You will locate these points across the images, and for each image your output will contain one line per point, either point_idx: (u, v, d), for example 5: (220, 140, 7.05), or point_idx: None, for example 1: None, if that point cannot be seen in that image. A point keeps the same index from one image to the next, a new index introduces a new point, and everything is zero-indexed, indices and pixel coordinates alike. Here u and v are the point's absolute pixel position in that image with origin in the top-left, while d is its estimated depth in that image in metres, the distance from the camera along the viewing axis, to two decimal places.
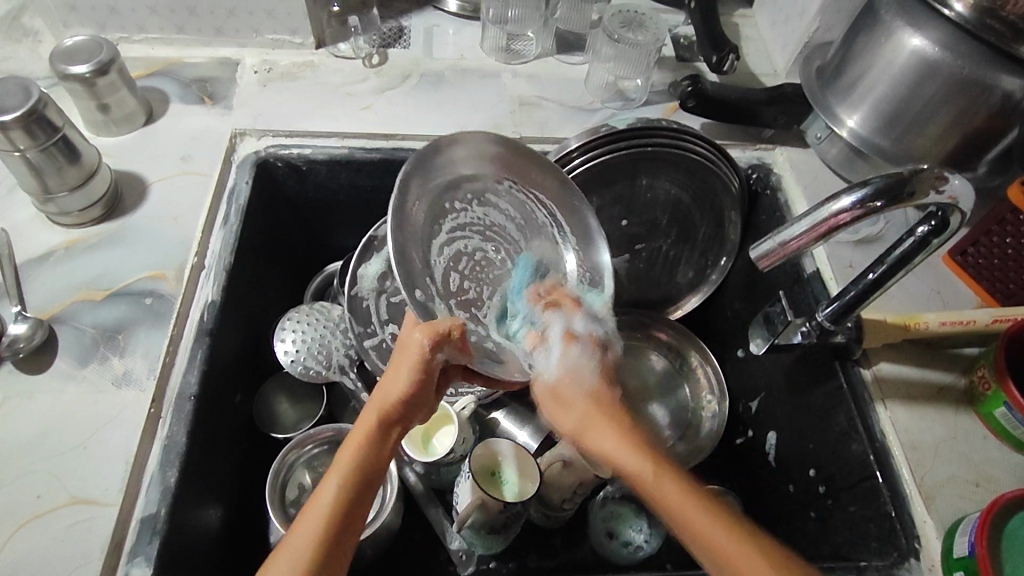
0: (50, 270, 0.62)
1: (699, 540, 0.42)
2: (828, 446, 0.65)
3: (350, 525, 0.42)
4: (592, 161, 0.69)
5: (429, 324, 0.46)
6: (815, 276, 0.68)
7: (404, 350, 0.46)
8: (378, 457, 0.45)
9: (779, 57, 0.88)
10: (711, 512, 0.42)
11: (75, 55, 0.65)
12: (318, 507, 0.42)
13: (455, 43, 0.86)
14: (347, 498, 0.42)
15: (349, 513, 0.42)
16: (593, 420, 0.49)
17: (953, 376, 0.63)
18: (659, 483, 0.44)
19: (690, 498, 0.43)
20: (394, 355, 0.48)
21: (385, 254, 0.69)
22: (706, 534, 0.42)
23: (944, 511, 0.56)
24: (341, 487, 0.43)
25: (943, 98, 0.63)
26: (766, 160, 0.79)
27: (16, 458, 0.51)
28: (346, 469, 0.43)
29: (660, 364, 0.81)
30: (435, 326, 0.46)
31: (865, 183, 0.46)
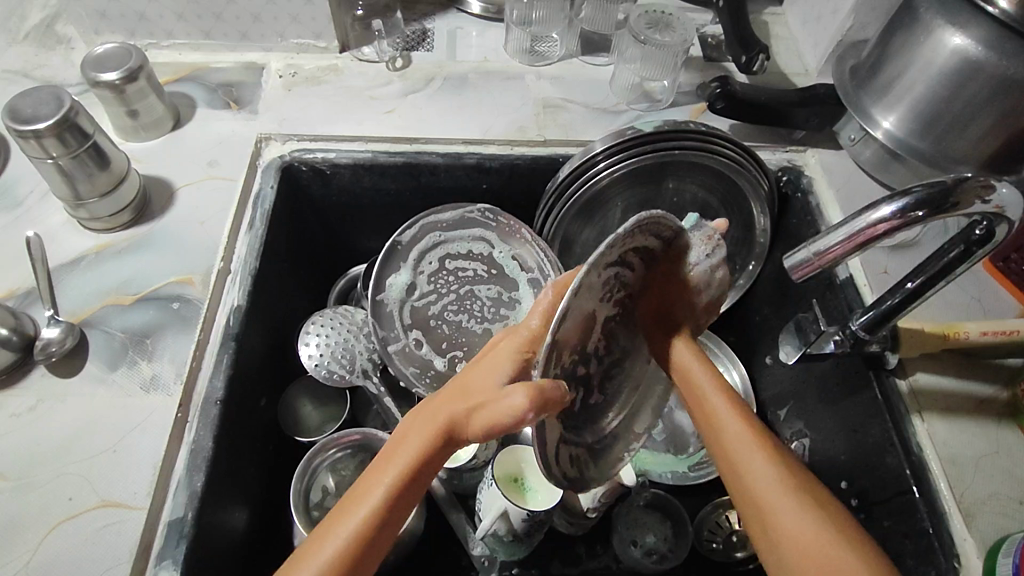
0: (81, 274, 0.63)
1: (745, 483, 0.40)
2: (863, 458, 0.63)
3: (378, 543, 0.40)
4: (618, 164, 0.67)
5: (535, 386, 0.39)
6: (848, 283, 0.65)
7: (505, 394, 0.40)
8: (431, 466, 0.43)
9: (810, 56, 0.86)
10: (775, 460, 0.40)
11: (105, 63, 0.66)
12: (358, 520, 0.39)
13: (479, 46, 0.86)
14: (386, 511, 0.40)
15: (383, 529, 0.40)
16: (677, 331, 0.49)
17: (995, 388, 0.61)
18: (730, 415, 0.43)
19: (740, 420, 0.43)
20: (490, 368, 0.43)
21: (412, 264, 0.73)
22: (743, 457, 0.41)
23: (986, 529, 0.53)
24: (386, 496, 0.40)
25: (986, 99, 0.61)
26: (797, 162, 0.77)
27: (49, 461, 0.52)
28: (397, 477, 0.41)
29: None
30: (543, 391, 0.39)
31: (905, 192, 0.44)
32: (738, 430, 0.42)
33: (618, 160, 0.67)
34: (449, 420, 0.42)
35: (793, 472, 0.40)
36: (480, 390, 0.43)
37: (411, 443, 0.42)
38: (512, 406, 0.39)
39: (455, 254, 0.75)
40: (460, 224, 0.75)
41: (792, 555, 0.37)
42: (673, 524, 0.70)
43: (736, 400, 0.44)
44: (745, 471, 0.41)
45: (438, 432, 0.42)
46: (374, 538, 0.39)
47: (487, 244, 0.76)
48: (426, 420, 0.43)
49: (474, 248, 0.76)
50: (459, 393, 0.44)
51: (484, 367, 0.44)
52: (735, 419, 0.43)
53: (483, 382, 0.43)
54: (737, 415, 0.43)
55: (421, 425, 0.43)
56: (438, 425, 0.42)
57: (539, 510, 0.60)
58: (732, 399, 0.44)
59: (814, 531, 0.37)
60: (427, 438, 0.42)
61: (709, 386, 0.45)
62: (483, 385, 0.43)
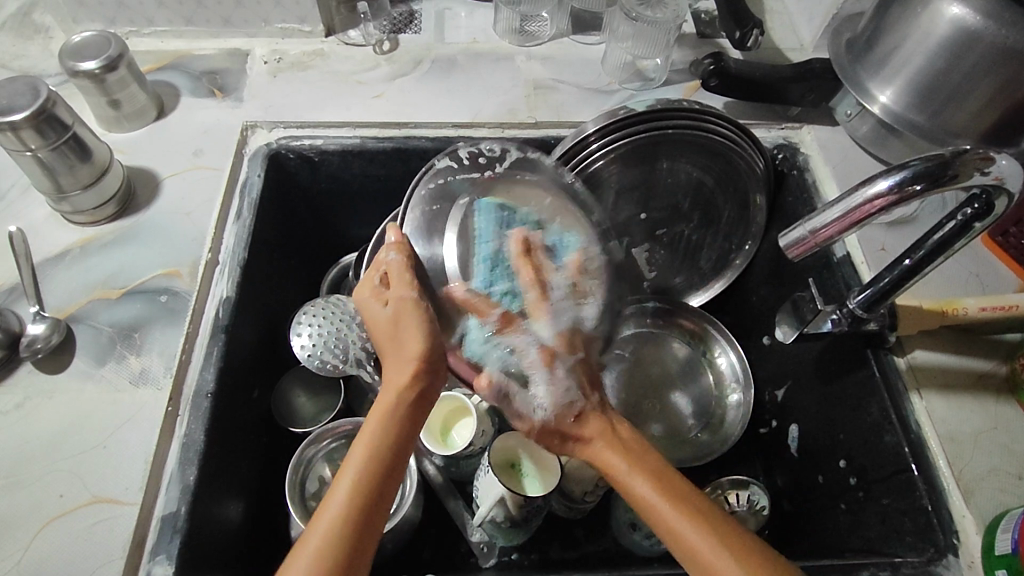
0: (66, 268, 0.62)
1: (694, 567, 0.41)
2: (860, 437, 0.62)
3: (383, 495, 0.41)
4: (610, 145, 0.67)
5: (400, 254, 0.50)
6: (845, 260, 0.65)
7: (403, 310, 0.48)
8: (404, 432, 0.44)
9: (806, 31, 0.84)
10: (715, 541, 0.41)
11: (84, 51, 0.65)
12: (349, 480, 0.41)
13: (467, 27, 0.84)
14: (376, 470, 0.42)
15: (384, 482, 0.42)
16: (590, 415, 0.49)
17: (993, 363, 0.60)
18: (669, 512, 0.42)
19: (690, 520, 0.42)
20: (382, 323, 0.49)
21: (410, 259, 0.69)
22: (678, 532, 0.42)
23: (985, 506, 0.53)
24: (367, 459, 0.42)
25: (983, 71, 0.60)
26: (792, 140, 0.75)
27: (39, 458, 0.51)
28: (387, 433, 0.43)
29: (685, 354, 0.80)
30: (404, 243, 0.51)
31: (903, 166, 0.43)
32: (659, 503, 0.43)
33: (612, 140, 0.66)
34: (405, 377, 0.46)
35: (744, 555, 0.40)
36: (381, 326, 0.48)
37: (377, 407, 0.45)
38: (399, 309, 0.48)
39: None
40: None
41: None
42: None
43: (691, 510, 0.42)
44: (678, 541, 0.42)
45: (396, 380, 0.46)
46: (375, 490, 0.41)
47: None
48: (381, 396, 0.45)
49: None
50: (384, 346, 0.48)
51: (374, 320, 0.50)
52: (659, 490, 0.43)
53: (378, 328, 0.49)
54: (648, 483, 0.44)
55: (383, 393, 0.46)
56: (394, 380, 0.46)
57: (536, 496, 0.60)
58: (687, 510, 0.42)
59: None
60: (389, 402, 0.45)
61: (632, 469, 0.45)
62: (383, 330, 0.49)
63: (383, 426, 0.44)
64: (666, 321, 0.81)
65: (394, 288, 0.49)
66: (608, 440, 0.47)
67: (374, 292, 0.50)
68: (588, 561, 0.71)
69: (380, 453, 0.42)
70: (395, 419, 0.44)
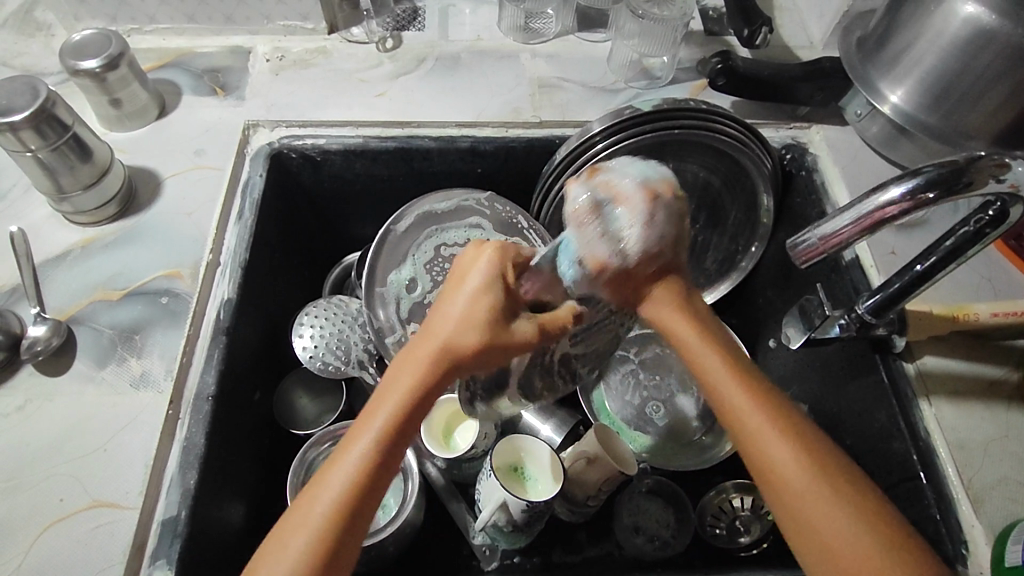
0: (67, 270, 0.61)
1: (775, 486, 0.39)
2: (869, 443, 0.62)
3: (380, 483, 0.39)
4: (616, 145, 0.66)
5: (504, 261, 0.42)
6: (854, 264, 0.64)
7: (474, 317, 0.40)
8: (418, 414, 0.40)
9: (815, 28, 0.82)
10: (807, 463, 0.39)
11: (84, 50, 0.64)
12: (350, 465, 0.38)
13: (472, 24, 0.83)
14: (380, 456, 0.39)
15: (377, 471, 0.39)
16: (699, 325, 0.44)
17: (1005, 370, 0.59)
18: (759, 421, 0.40)
19: (785, 434, 0.40)
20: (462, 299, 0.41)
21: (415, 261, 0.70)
22: (782, 473, 0.39)
23: (994, 516, 0.52)
24: (373, 446, 0.39)
25: (998, 71, 0.58)
26: (801, 139, 0.74)
27: (39, 461, 0.51)
28: (376, 439, 0.39)
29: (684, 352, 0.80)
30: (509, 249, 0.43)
31: (916, 172, 0.42)
32: (752, 409, 0.41)
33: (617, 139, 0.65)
34: (447, 370, 0.40)
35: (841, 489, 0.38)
36: (474, 305, 0.41)
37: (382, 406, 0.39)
38: (532, 334, 0.41)
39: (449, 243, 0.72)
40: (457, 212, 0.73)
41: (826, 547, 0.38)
42: (676, 510, 0.71)
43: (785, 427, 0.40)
44: (767, 460, 0.39)
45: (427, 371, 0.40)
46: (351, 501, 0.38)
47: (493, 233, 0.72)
48: (409, 368, 0.40)
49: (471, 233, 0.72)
50: (456, 326, 0.40)
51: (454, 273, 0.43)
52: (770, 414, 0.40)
53: (464, 306, 0.41)
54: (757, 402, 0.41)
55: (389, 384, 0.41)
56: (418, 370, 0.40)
57: (538, 501, 0.60)
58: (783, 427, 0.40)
59: (860, 538, 0.37)
60: (403, 396, 0.40)
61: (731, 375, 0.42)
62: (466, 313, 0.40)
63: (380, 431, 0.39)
64: None
65: (483, 296, 0.41)
66: (680, 309, 0.44)
67: (509, 275, 0.42)
68: (591, 564, 0.70)
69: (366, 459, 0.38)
70: (404, 419, 0.40)
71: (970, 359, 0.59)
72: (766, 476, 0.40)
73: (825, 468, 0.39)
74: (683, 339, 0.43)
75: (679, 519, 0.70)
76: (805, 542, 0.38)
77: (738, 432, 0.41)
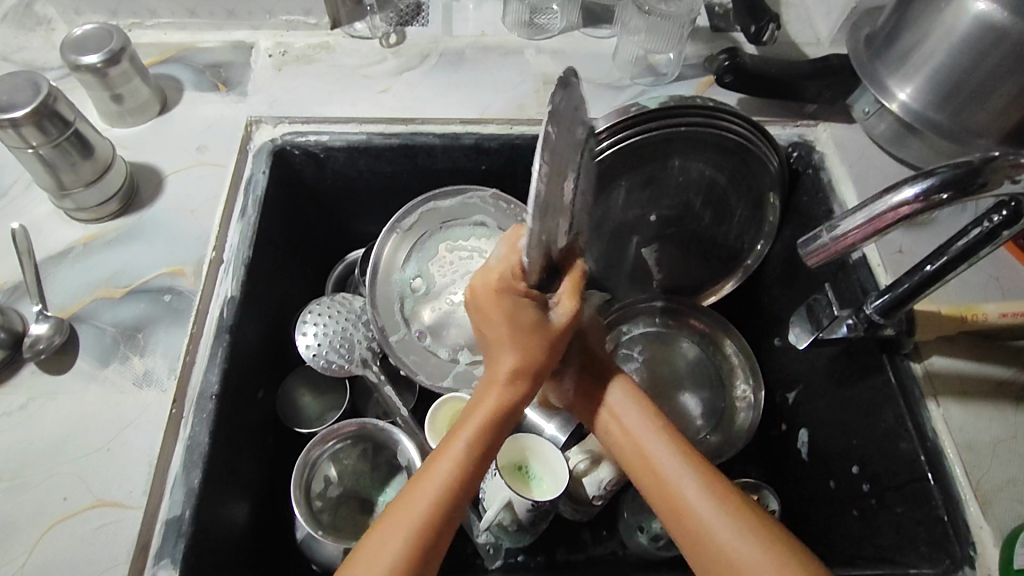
0: (69, 267, 0.61)
1: (683, 520, 0.43)
2: (875, 443, 0.61)
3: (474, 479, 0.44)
4: (620, 143, 0.66)
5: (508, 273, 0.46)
6: (861, 263, 0.63)
7: (512, 314, 0.46)
8: (505, 424, 0.47)
9: (822, 25, 0.82)
10: (713, 493, 0.43)
11: (86, 44, 0.63)
12: (440, 471, 0.43)
13: (476, 19, 0.82)
14: (469, 460, 0.44)
15: (468, 476, 0.43)
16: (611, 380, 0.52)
17: (1013, 370, 0.59)
18: (668, 461, 0.46)
19: (689, 467, 0.45)
20: (490, 312, 0.47)
21: (422, 258, 0.70)
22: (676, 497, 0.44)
23: (1002, 517, 0.52)
24: (467, 449, 0.44)
25: (1009, 69, 0.58)
26: (809, 137, 0.74)
27: (42, 460, 0.51)
28: (468, 444, 0.44)
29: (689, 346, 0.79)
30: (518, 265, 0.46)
31: (930, 173, 0.41)
32: (662, 450, 0.47)
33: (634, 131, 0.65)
34: (515, 376, 0.47)
35: (744, 514, 0.42)
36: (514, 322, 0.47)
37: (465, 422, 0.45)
38: (571, 311, 0.48)
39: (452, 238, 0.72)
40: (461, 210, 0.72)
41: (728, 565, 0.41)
42: None
43: (694, 463, 0.45)
44: (676, 493, 0.44)
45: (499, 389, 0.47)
46: (455, 501, 0.42)
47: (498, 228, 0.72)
48: (487, 390, 0.47)
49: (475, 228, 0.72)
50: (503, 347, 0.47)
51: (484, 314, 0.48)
52: (669, 448, 0.47)
53: (502, 325, 0.47)
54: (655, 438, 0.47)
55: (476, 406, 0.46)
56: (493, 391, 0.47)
57: (543, 501, 0.60)
58: (692, 463, 0.45)
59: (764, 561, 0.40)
60: (487, 408, 0.46)
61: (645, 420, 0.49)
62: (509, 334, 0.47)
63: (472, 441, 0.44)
64: (676, 319, 0.80)
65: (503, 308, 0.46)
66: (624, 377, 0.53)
67: (518, 281, 0.46)
68: (595, 563, 0.70)
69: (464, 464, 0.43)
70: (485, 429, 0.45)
71: (979, 360, 0.59)
72: (677, 512, 0.44)
73: (728, 497, 0.43)
74: (612, 395, 0.52)
75: None
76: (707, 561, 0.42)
77: (645, 464, 0.47)
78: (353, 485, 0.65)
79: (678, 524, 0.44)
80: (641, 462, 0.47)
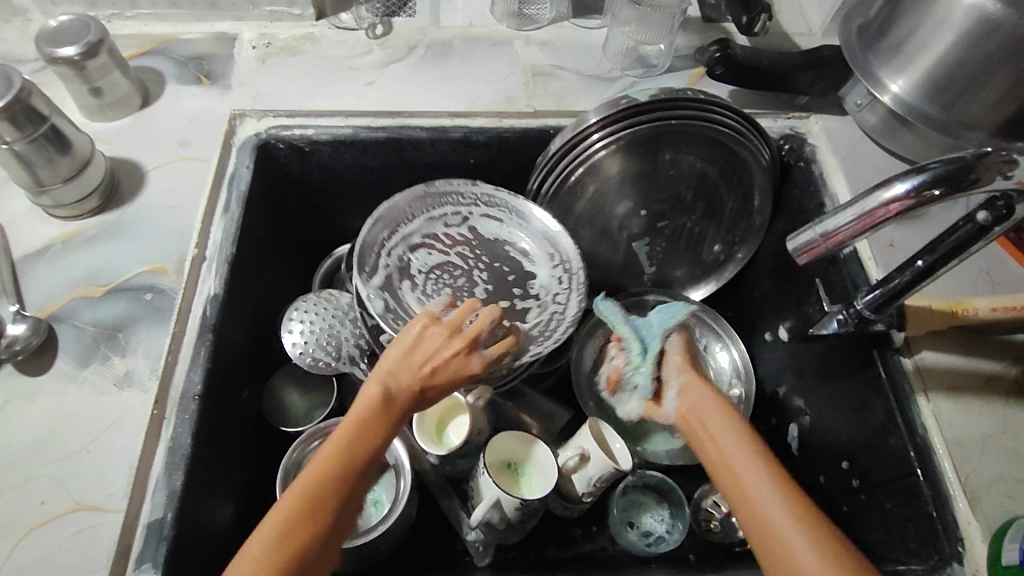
0: (47, 265, 0.60)
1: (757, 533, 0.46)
2: (865, 439, 0.61)
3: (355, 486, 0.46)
4: (611, 136, 0.65)
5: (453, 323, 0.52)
6: (852, 259, 0.62)
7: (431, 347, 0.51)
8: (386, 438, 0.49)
9: (814, 15, 0.81)
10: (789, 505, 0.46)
11: (61, 37, 0.62)
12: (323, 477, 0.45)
13: (464, 9, 0.81)
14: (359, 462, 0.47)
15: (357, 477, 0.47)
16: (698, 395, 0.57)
17: (1002, 365, 0.58)
18: (750, 472, 0.48)
19: (768, 481, 0.47)
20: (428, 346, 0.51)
21: (394, 258, 0.67)
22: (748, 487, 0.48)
23: (991, 513, 0.52)
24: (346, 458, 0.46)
25: (1002, 61, 0.57)
26: (800, 130, 0.73)
27: (20, 463, 0.50)
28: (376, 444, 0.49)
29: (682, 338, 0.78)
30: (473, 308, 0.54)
31: (922, 168, 0.40)
32: (742, 463, 0.49)
33: (559, 304, 0.68)
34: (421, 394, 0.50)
35: (815, 527, 0.44)
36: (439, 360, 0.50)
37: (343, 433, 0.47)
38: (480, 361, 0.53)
39: (450, 225, 0.71)
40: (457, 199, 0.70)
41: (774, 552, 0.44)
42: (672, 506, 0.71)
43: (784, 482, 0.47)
44: (754, 506, 0.47)
45: (383, 419, 0.48)
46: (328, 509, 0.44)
47: (492, 219, 0.71)
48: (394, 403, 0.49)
49: (470, 213, 0.71)
50: (398, 378, 0.49)
51: (404, 341, 0.51)
52: (751, 455, 0.50)
53: (415, 360, 0.50)
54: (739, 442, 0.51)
55: (368, 411, 0.48)
56: (391, 408, 0.48)
57: (533, 498, 0.59)
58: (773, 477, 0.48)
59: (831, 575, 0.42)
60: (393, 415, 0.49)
61: (730, 428, 0.53)
62: (416, 366, 0.50)
63: (353, 456, 0.46)
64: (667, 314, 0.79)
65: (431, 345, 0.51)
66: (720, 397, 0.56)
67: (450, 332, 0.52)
68: (586, 559, 0.70)
69: (340, 463, 0.45)
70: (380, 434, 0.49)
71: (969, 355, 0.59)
72: (756, 526, 0.46)
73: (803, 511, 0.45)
74: (703, 412, 0.56)
75: (674, 514, 0.70)
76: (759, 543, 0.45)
77: (729, 472, 0.50)
78: None
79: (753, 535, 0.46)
80: (726, 474, 0.50)
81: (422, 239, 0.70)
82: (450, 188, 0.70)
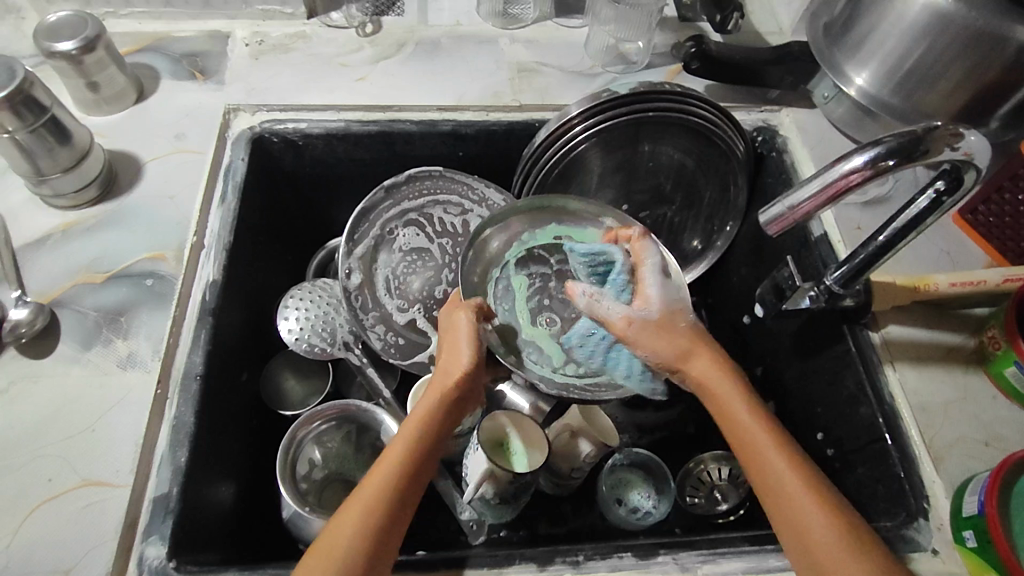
0: (48, 253, 0.61)
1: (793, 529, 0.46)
2: (837, 409, 0.64)
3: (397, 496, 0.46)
4: (593, 127, 0.68)
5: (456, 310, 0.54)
6: (822, 239, 0.66)
7: (454, 333, 0.53)
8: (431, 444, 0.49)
9: (784, 14, 0.85)
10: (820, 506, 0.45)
11: (59, 32, 0.63)
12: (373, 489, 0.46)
13: (450, 9, 0.84)
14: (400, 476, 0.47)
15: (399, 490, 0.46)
16: (697, 353, 0.53)
17: (963, 337, 0.63)
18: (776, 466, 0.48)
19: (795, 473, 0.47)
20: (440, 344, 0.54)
21: (399, 245, 0.73)
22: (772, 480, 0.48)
23: (954, 471, 0.56)
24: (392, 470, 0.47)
25: (955, 53, 0.62)
26: (772, 122, 0.77)
27: (27, 443, 0.51)
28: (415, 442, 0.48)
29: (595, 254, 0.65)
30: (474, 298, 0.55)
31: (877, 142, 0.44)
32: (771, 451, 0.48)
33: None
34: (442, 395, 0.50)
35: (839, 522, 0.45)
36: (452, 361, 0.51)
37: (394, 453, 0.48)
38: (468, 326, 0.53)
39: (448, 212, 0.75)
40: (464, 191, 0.75)
41: (810, 552, 0.45)
42: (656, 482, 0.73)
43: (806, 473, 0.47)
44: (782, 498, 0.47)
45: (421, 430, 0.49)
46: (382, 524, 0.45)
47: None
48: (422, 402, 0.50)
49: (470, 210, 0.75)
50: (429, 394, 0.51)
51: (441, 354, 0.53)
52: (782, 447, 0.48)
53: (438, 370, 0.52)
54: (752, 411, 0.50)
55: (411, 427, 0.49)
56: (428, 416, 0.50)
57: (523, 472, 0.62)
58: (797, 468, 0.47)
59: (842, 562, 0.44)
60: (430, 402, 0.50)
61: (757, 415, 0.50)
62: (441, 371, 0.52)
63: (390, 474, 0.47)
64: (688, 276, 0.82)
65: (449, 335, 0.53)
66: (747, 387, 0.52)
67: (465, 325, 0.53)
68: (576, 535, 0.72)
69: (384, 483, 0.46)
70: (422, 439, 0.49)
71: (936, 331, 0.63)
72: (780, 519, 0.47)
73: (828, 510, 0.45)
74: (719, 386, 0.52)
75: (659, 491, 0.72)
76: (804, 560, 0.45)
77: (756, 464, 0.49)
78: (337, 468, 0.66)
79: (788, 527, 0.46)
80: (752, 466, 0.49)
81: (417, 216, 0.74)
82: (461, 181, 0.75)
